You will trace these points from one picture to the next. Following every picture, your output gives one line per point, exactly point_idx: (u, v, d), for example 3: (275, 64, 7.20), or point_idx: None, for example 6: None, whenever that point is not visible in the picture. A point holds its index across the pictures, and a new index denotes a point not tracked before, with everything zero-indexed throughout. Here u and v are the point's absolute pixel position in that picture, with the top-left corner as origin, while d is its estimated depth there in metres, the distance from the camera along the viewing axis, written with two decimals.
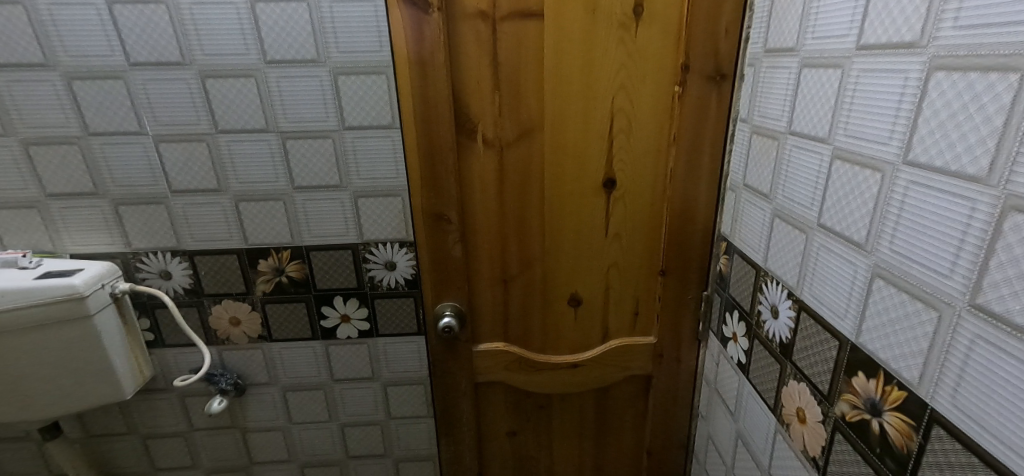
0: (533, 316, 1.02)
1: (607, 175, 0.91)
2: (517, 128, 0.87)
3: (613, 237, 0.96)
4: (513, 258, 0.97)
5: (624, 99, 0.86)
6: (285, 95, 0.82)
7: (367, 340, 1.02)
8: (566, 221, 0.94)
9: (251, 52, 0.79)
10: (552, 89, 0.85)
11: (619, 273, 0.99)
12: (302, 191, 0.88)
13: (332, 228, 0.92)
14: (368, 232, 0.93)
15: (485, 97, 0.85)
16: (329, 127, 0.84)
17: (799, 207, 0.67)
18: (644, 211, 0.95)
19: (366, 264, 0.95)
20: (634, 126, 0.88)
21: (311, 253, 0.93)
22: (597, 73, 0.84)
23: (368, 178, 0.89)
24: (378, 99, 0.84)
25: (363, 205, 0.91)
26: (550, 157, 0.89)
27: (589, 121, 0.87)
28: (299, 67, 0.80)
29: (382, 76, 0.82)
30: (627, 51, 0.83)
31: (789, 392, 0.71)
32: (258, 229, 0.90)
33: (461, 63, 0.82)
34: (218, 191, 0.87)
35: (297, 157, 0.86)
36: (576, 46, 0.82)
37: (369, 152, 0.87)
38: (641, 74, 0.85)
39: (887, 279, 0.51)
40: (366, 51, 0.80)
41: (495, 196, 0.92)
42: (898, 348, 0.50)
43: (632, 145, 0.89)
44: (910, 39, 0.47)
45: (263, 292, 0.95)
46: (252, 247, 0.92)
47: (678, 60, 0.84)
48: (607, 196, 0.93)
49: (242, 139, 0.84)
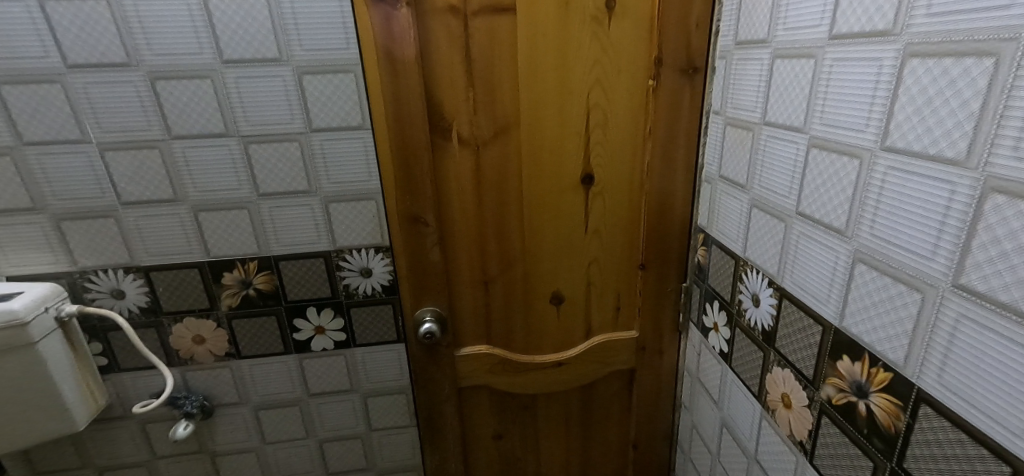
0: (515, 316, 1.01)
1: (585, 170, 0.91)
2: (493, 126, 0.85)
3: (593, 233, 0.96)
4: (493, 258, 0.95)
5: (599, 94, 0.86)
6: (245, 97, 0.77)
7: (343, 351, 0.97)
8: (545, 219, 0.93)
9: (206, 51, 0.73)
10: (527, 85, 0.83)
11: (599, 268, 0.99)
12: (268, 198, 0.84)
13: (302, 236, 0.87)
14: (341, 238, 0.89)
15: (459, 95, 0.83)
16: (295, 129, 0.80)
17: (777, 195, 0.68)
18: (623, 206, 0.95)
19: (339, 272, 0.91)
20: (610, 121, 0.88)
21: (280, 263, 0.88)
22: (572, 68, 0.83)
23: (339, 182, 0.85)
24: (347, 99, 0.80)
25: (335, 211, 0.87)
26: (527, 154, 0.88)
27: (566, 117, 0.86)
28: (260, 67, 0.76)
29: (350, 75, 0.78)
30: (600, 45, 0.83)
31: (773, 378, 0.72)
32: (221, 240, 0.85)
33: (432, 59, 0.80)
34: (174, 201, 0.81)
35: (261, 162, 0.81)
36: (550, 41, 0.81)
37: (339, 154, 0.83)
38: (615, 68, 0.85)
39: (869, 264, 0.52)
40: (332, 48, 0.77)
41: (472, 196, 0.90)
42: (882, 331, 0.51)
43: (609, 140, 0.89)
44: (883, 27, 0.48)
45: (229, 306, 0.90)
46: (215, 260, 0.86)
47: (651, 54, 0.84)
48: (585, 192, 0.92)
49: (199, 145, 0.78)
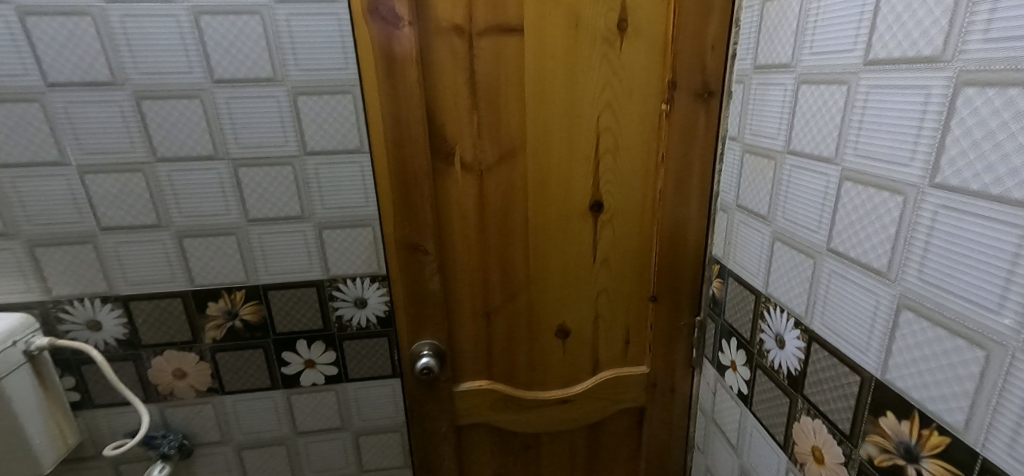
0: (518, 350, 0.95)
1: (594, 198, 0.86)
2: (497, 150, 0.81)
3: (602, 263, 0.91)
4: (496, 288, 0.90)
5: (609, 118, 0.82)
6: (237, 118, 0.72)
7: (335, 386, 0.91)
8: (551, 248, 0.89)
9: (196, 70, 0.69)
10: (534, 108, 0.79)
11: (607, 300, 0.94)
12: (258, 224, 0.79)
13: (293, 264, 0.82)
14: (335, 267, 0.83)
15: (463, 117, 0.79)
16: (288, 152, 0.75)
17: (803, 229, 0.64)
18: (634, 235, 0.90)
19: (332, 302, 0.85)
20: (620, 146, 0.83)
21: (268, 292, 0.83)
22: (581, 91, 0.79)
23: (333, 208, 0.80)
24: (344, 121, 0.75)
25: (329, 238, 0.81)
26: (532, 179, 0.83)
27: (574, 142, 0.82)
28: (253, 87, 0.71)
29: (348, 96, 0.74)
30: (611, 68, 0.79)
31: (801, 428, 0.66)
32: (206, 268, 0.79)
33: (435, 81, 0.76)
34: (158, 227, 0.76)
35: (251, 186, 0.76)
36: (558, 63, 0.77)
37: (334, 178, 0.78)
38: (627, 92, 0.81)
39: (917, 312, 0.47)
40: (330, 68, 0.72)
41: (474, 223, 0.85)
42: (936, 388, 0.45)
43: (620, 166, 0.85)
44: (930, 53, 0.44)
45: (213, 339, 0.84)
46: (199, 289, 0.80)
47: (664, 77, 0.80)
48: (594, 219, 0.87)
49: (185, 168, 0.74)
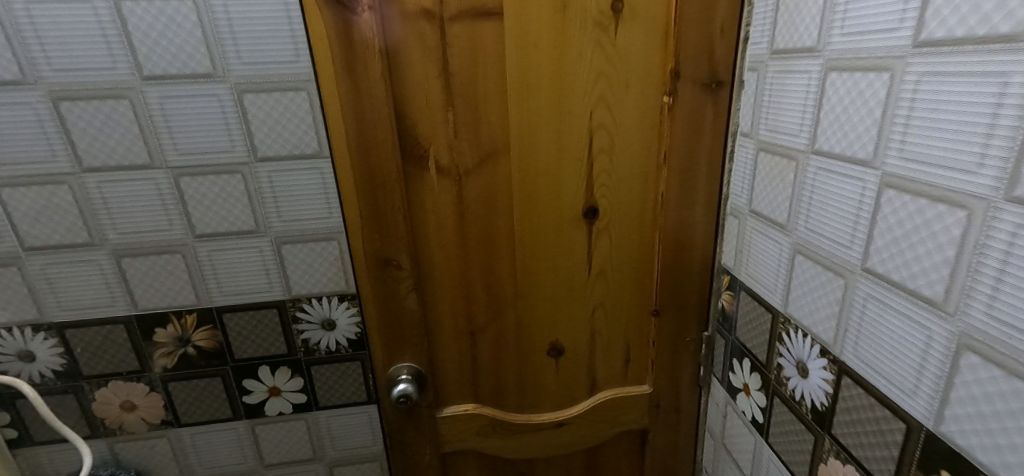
0: (508, 371, 0.87)
1: (588, 203, 0.77)
2: (477, 152, 0.72)
3: (598, 275, 0.82)
4: (480, 304, 0.81)
5: (604, 114, 0.72)
6: (174, 121, 0.63)
7: (304, 415, 0.82)
8: (541, 260, 0.80)
9: (121, 66, 0.59)
10: (517, 103, 0.69)
11: (605, 315, 0.85)
12: (206, 240, 0.69)
13: (250, 284, 0.73)
14: (297, 287, 0.74)
15: (436, 116, 0.69)
16: (236, 159, 0.66)
17: (829, 243, 0.54)
18: (633, 243, 0.81)
19: (297, 325, 0.77)
20: (617, 146, 0.74)
21: (223, 315, 0.74)
22: (571, 84, 0.70)
23: (292, 221, 0.71)
24: (299, 122, 0.66)
25: (289, 254, 0.72)
26: (518, 185, 0.74)
27: (564, 142, 0.72)
28: (190, 84, 0.62)
29: (303, 93, 0.64)
30: (605, 56, 0.69)
31: (829, 472, 0.58)
32: (150, 291, 0.70)
33: (402, 74, 0.66)
34: (91, 246, 0.67)
35: (196, 198, 0.67)
36: (543, 52, 0.67)
37: (292, 188, 0.69)
38: (623, 83, 0.71)
39: (984, 356, 0.38)
40: (279, 61, 0.63)
41: (454, 234, 0.76)
42: (1011, 454, 0.36)
43: (616, 168, 0.75)
44: (1007, 30, 0.34)
45: (164, 368, 0.75)
46: (144, 314, 0.72)
47: (666, 65, 0.70)
48: (588, 227, 0.78)
49: (118, 179, 0.64)
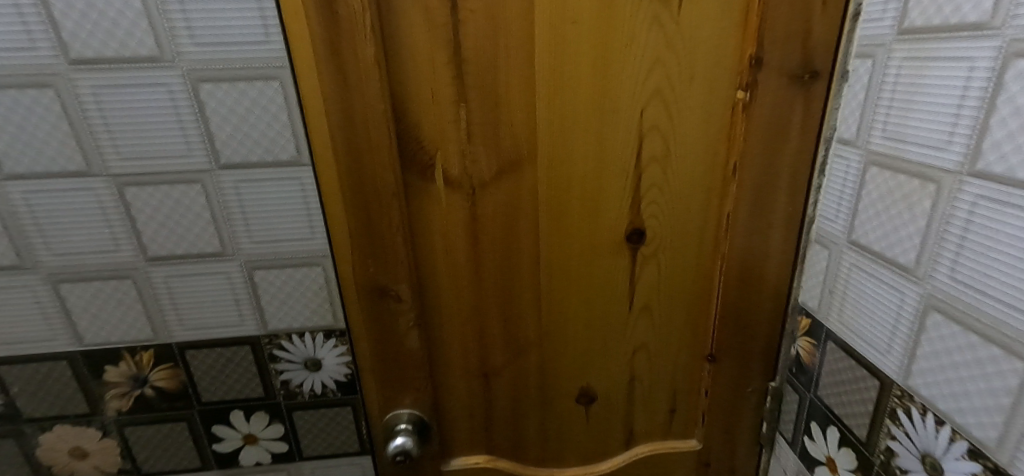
0: (529, 419, 0.73)
1: (632, 224, 0.62)
2: (496, 160, 0.58)
3: (641, 310, 0.67)
4: (497, 341, 0.68)
5: (658, 113, 0.56)
6: (113, 119, 0.50)
7: (286, 466, 0.70)
8: (571, 291, 0.66)
9: (42, 46, 0.46)
10: (546, 100, 0.55)
11: (647, 358, 0.70)
12: (163, 265, 0.57)
13: (218, 316, 0.61)
14: (274, 321, 0.62)
15: (445, 114, 0.55)
16: (194, 166, 0.53)
17: (985, 304, 0.39)
18: (687, 274, 0.65)
19: (275, 364, 0.64)
20: (672, 154, 0.58)
21: (186, 353, 0.62)
22: (616, 74, 0.54)
23: (267, 243, 0.58)
24: (271, 121, 0.52)
25: (263, 281, 0.60)
26: (546, 200, 0.60)
27: (605, 150, 0.58)
28: (131, 71, 0.48)
29: (275, 83, 0.50)
30: (663, 37, 0.53)
31: None
32: (97, 323, 0.58)
33: (400, 60, 0.52)
34: (23, 270, 0.55)
35: (146, 215, 0.54)
36: (583, 33, 0.52)
37: (264, 204, 0.56)
38: (685, 74, 0.54)
39: None
40: (243, 40, 0.48)
41: (465, 258, 0.62)
42: None
43: (670, 182, 0.60)
44: None
45: (119, 411, 0.63)
46: (91, 350, 0.60)
47: (743, 50, 0.53)
48: (632, 253, 0.64)
49: (49, 190, 0.52)
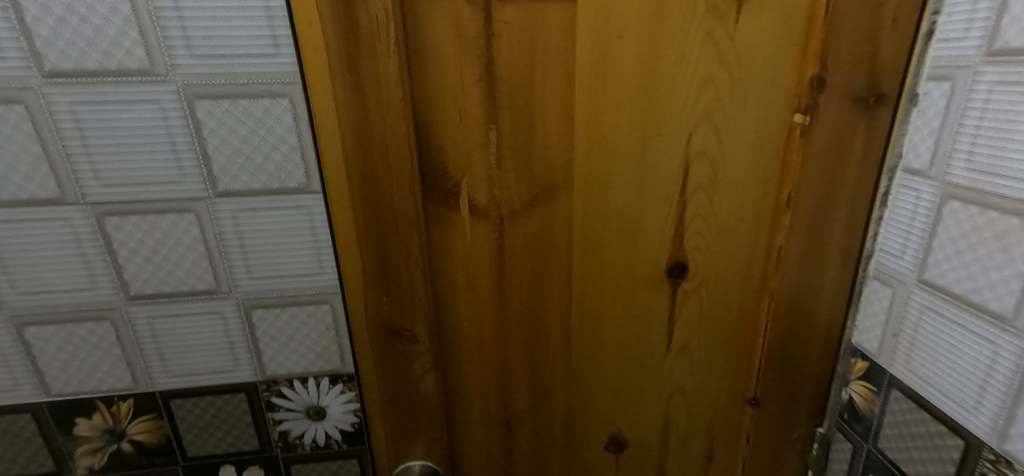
0: (554, 467, 0.66)
1: (674, 257, 0.56)
2: (528, 188, 0.52)
3: (680, 350, 0.61)
4: (521, 385, 0.61)
5: (707, 137, 0.51)
6: (93, 139, 0.43)
7: None
8: (604, 330, 0.60)
9: (9, 55, 0.39)
10: (585, 122, 0.50)
11: (684, 402, 0.64)
12: (148, 305, 0.50)
13: (210, 361, 0.54)
14: (273, 366, 0.55)
15: (474, 137, 0.49)
16: (186, 194, 0.46)
17: None
18: (731, 311, 0.59)
19: (273, 413, 0.57)
20: (720, 182, 0.53)
21: (171, 402, 0.55)
22: (662, 95, 0.49)
23: (268, 280, 0.51)
24: (278, 143, 0.45)
25: (263, 322, 0.53)
26: (581, 231, 0.54)
27: (647, 177, 0.53)
28: (117, 86, 0.41)
29: (284, 101, 0.44)
30: (717, 55, 0.48)
31: None
32: (68, 371, 0.52)
33: (426, 77, 0.46)
34: None
35: (131, 248, 0.47)
36: (629, 49, 0.47)
37: (267, 236, 0.49)
38: (739, 95, 0.49)
39: None
40: (249, 51, 0.42)
41: (490, 295, 0.56)
42: None
43: (717, 212, 0.54)
44: None
45: (90, 467, 0.57)
46: (59, 402, 0.53)
47: (804, 69, 0.48)
48: (672, 289, 0.58)
49: (15, 221, 0.45)
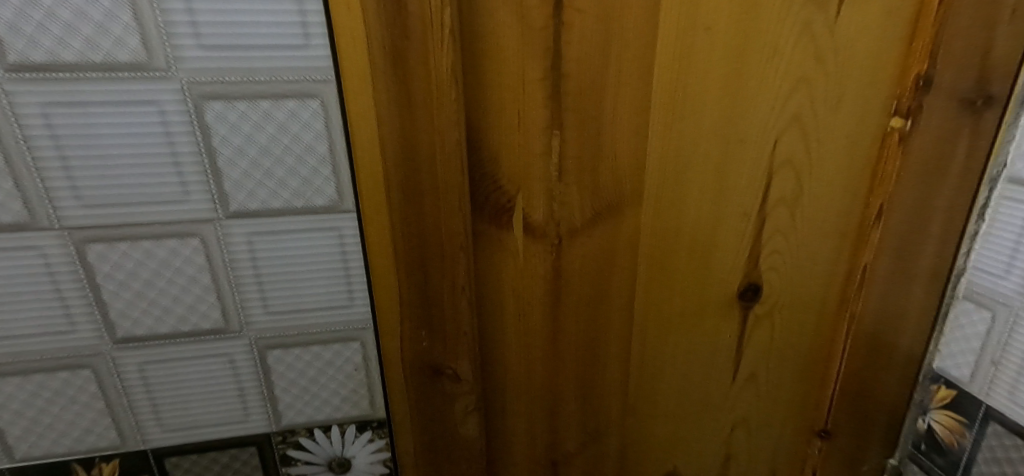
0: None
1: (747, 278, 0.50)
2: (591, 203, 0.45)
3: (746, 379, 0.55)
4: (572, 422, 0.55)
5: (795, 145, 0.45)
6: (72, 151, 0.34)
7: None
8: (666, 360, 0.53)
9: None
10: (661, 128, 0.43)
11: (748, 434, 0.58)
12: (141, 349, 0.41)
13: (216, 412, 0.45)
14: (289, 415, 0.47)
15: (534, 146, 0.42)
16: (190, 215, 0.37)
17: None
18: (804, 336, 0.54)
19: (289, 466, 0.49)
20: (805, 195, 0.47)
21: (167, 459, 0.46)
22: (750, 97, 0.43)
23: (288, 316, 0.43)
24: (306, 155, 0.37)
25: (280, 365, 0.45)
26: (648, 251, 0.48)
27: (724, 189, 0.46)
28: (103, 83, 0.32)
29: (314, 103, 0.36)
30: (815, 51, 0.41)
31: None
32: (38, 430, 0.42)
33: (480, 76, 0.39)
34: None
35: (121, 283, 0.39)
36: (717, 44, 0.40)
37: (288, 265, 0.41)
38: (833, 96, 0.43)
39: None
40: (273, 43, 0.33)
41: (543, 325, 0.49)
42: None
43: (799, 228, 0.48)
44: None
45: None
46: (28, 466, 0.44)
47: (907, 69, 0.43)
48: (744, 314, 0.52)
49: None
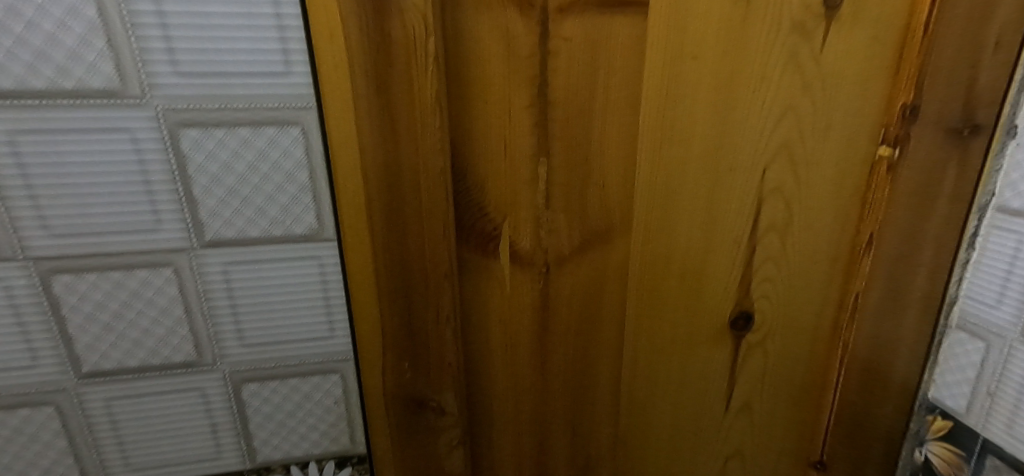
0: None
1: (739, 306, 0.49)
2: (580, 231, 0.44)
3: (740, 409, 0.54)
4: (561, 454, 0.53)
5: (784, 173, 0.45)
6: (40, 179, 0.33)
7: None
8: (658, 390, 0.52)
9: None
10: (650, 155, 0.42)
11: (742, 466, 0.57)
12: (109, 384, 0.39)
13: (187, 449, 0.43)
14: (265, 451, 0.45)
15: (520, 174, 0.41)
16: (163, 244, 0.36)
17: None
18: (798, 365, 0.53)
19: None
20: (795, 223, 0.46)
21: None
22: (738, 125, 0.42)
23: (265, 348, 0.41)
24: (285, 183, 0.36)
25: (255, 398, 0.43)
26: (638, 279, 0.47)
27: (714, 216, 0.46)
28: (75, 110, 0.31)
29: (294, 131, 0.35)
30: (802, 80, 0.41)
31: None
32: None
33: (465, 104, 0.38)
34: None
35: (88, 315, 0.37)
36: (704, 73, 0.40)
37: (265, 296, 0.40)
38: (821, 125, 0.43)
39: None
40: (252, 70, 0.33)
41: (531, 355, 0.48)
42: None
43: (790, 256, 0.48)
44: None
45: None
46: None
47: (894, 99, 0.43)
48: (736, 342, 0.51)
49: None
